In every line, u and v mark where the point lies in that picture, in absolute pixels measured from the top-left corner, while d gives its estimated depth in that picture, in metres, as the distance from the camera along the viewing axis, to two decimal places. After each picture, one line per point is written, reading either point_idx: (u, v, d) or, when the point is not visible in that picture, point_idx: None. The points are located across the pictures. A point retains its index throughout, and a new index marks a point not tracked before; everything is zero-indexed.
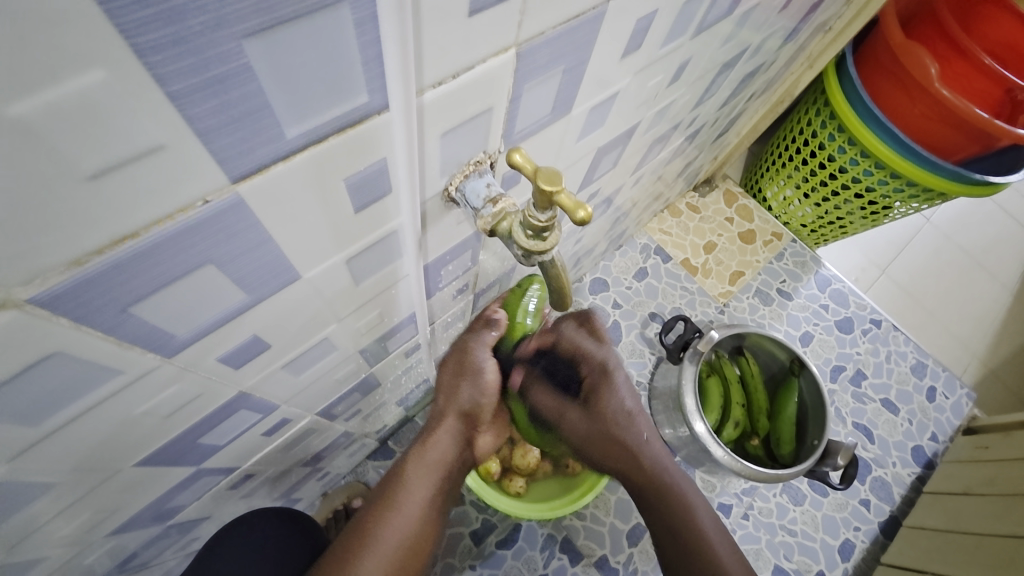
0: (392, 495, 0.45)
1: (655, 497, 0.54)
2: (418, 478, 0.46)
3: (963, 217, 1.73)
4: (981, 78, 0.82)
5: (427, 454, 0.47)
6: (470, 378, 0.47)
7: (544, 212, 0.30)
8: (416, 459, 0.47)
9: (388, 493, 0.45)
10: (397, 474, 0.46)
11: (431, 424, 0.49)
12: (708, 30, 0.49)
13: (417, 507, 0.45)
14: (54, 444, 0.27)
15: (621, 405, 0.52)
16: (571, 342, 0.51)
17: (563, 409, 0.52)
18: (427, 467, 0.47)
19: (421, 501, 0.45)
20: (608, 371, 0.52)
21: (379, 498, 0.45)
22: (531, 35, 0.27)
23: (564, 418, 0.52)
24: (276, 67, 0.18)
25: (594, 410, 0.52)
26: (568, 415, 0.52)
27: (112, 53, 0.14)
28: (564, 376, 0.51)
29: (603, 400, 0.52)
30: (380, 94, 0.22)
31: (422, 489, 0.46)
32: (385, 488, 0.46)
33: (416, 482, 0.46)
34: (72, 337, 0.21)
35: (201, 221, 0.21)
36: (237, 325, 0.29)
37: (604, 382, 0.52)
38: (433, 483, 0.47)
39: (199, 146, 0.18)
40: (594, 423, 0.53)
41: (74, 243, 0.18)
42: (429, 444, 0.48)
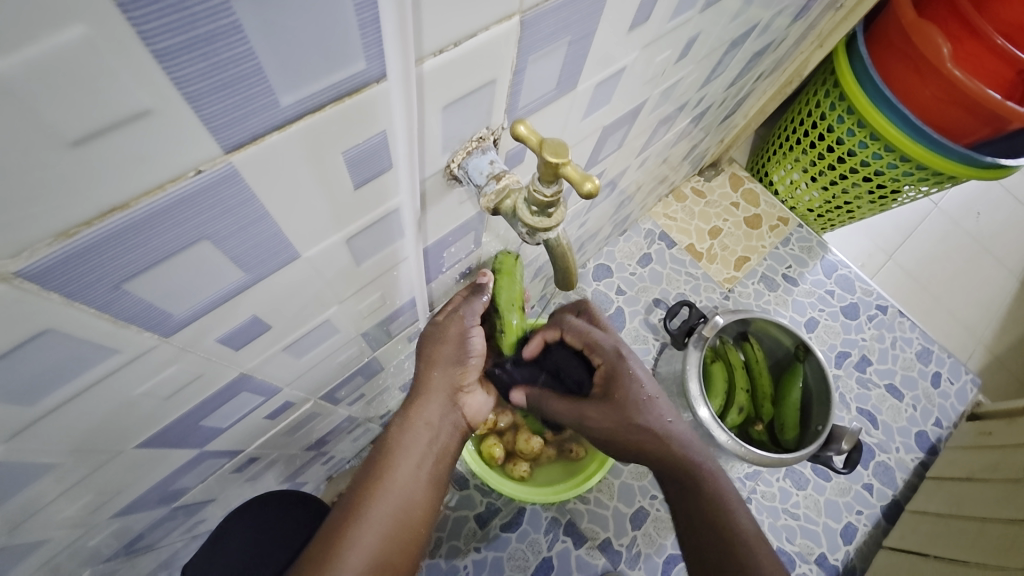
0: (381, 462, 0.44)
1: (675, 481, 0.53)
2: (406, 443, 0.46)
3: (973, 202, 1.71)
4: (994, 59, 0.80)
5: (414, 419, 0.47)
6: (452, 345, 0.48)
7: (550, 187, 0.29)
8: (401, 426, 0.46)
9: (377, 462, 0.45)
10: (387, 442, 0.46)
11: (414, 392, 0.48)
12: (716, 4, 0.47)
13: (407, 475, 0.44)
14: (53, 424, 0.27)
15: (639, 389, 0.54)
16: (580, 334, 0.59)
17: (582, 410, 0.56)
18: (413, 432, 0.46)
19: (412, 469, 0.45)
20: (621, 354, 0.56)
21: (369, 467, 0.45)
22: (536, 2, 0.26)
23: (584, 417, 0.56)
24: (268, 27, 0.17)
25: (612, 394, 0.54)
26: (586, 411, 0.56)
27: (91, 7, 0.13)
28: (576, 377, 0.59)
29: (621, 385, 0.54)
30: (378, 61, 0.21)
31: (410, 454, 0.45)
32: (374, 458, 0.45)
33: (405, 449, 0.45)
34: (65, 314, 0.21)
35: (193, 193, 0.20)
36: (236, 306, 0.29)
37: (619, 368, 0.55)
38: (421, 448, 0.46)
39: (189, 112, 0.17)
40: (615, 411, 0.54)
41: (61, 214, 0.17)
42: (416, 411, 0.47)
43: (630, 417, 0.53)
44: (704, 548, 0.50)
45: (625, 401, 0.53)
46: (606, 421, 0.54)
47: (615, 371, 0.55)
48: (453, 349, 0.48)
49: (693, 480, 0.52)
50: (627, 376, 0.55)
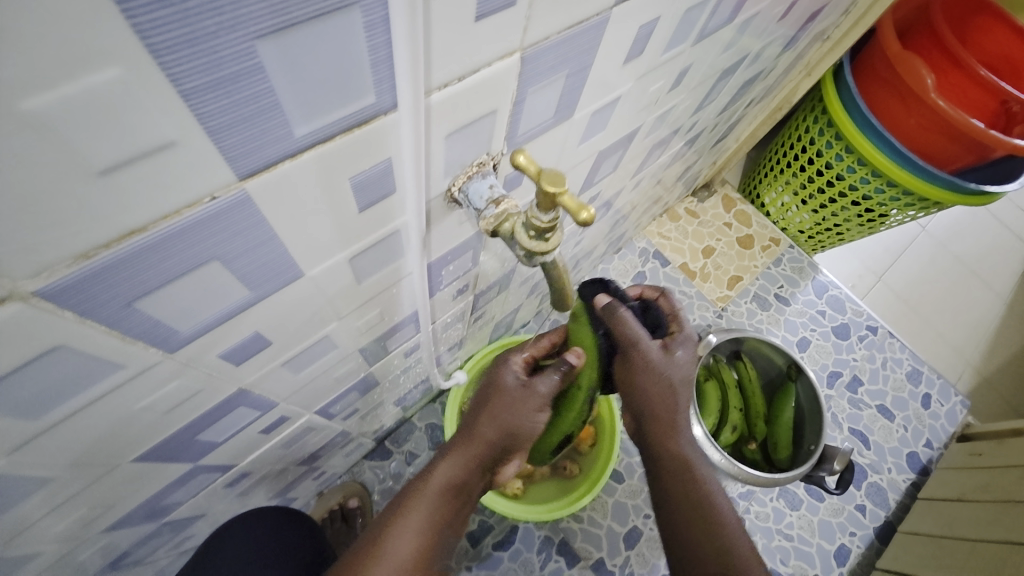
0: (407, 505, 0.44)
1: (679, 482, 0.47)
2: (437, 493, 0.45)
3: (958, 226, 1.75)
4: (976, 89, 0.83)
5: (449, 467, 0.46)
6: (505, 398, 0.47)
7: (547, 214, 0.30)
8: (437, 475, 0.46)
9: (400, 505, 0.45)
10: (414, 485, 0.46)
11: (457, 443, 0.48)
12: (708, 37, 0.49)
13: (428, 523, 0.44)
14: (54, 438, 0.27)
15: (687, 370, 0.47)
16: (671, 302, 0.51)
17: (643, 336, 0.45)
18: (446, 485, 0.46)
19: (434, 518, 0.44)
20: (694, 340, 0.49)
21: (393, 507, 0.45)
22: (536, 40, 0.27)
23: (639, 349, 0.45)
24: (286, 69, 0.18)
25: (671, 355, 0.46)
26: (645, 343, 0.45)
27: (127, 51, 0.14)
28: (656, 318, 0.49)
29: (682, 356, 0.47)
30: (389, 94, 0.22)
31: (437, 503, 0.45)
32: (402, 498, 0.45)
33: (432, 495, 0.45)
34: (76, 331, 0.21)
35: (208, 216, 0.21)
36: (240, 322, 0.30)
37: (687, 346, 0.48)
38: (448, 500, 0.45)
39: (209, 143, 0.18)
40: (667, 371, 0.46)
41: (82, 237, 0.18)
42: (453, 460, 0.47)
43: (672, 386, 0.46)
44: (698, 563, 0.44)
45: (677, 372, 0.46)
46: (656, 376, 0.45)
47: (683, 341, 0.47)
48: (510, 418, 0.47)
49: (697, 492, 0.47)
50: (690, 352, 0.48)
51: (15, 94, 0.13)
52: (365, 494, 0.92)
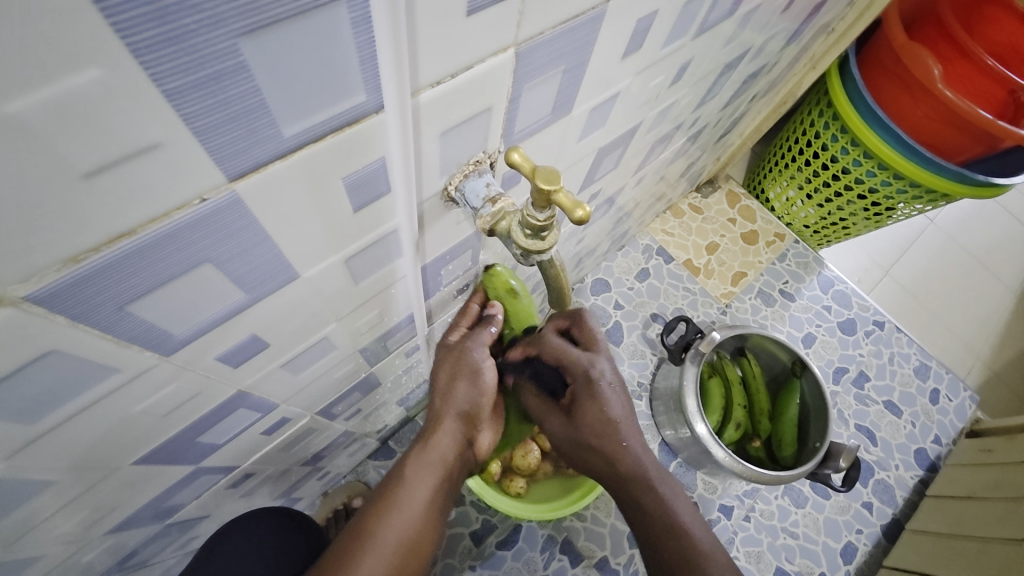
0: (392, 494, 0.43)
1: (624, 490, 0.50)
2: (419, 475, 0.44)
3: (967, 219, 1.73)
4: (985, 79, 0.82)
5: (429, 452, 0.45)
6: (466, 382, 0.46)
7: (542, 212, 0.30)
8: (417, 458, 0.45)
9: (385, 494, 0.43)
10: (397, 473, 0.45)
11: (430, 424, 0.46)
12: (709, 30, 0.49)
13: (417, 507, 0.43)
14: (51, 442, 0.27)
15: (602, 421, 0.48)
16: (555, 350, 0.48)
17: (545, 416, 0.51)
18: (427, 465, 0.45)
19: (423, 500, 0.44)
20: (595, 381, 0.47)
21: (376, 498, 0.44)
22: (529, 36, 0.27)
23: (548, 422, 0.51)
24: (273, 67, 0.18)
25: (574, 419, 0.48)
26: (548, 422, 0.51)
27: (108, 52, 0.14)
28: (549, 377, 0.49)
29: (586, 410, 0.47)
30: (377, 93, 0.22)
31: (421, 488, 0.44)
32: (383, 487, 0.44)
33: (416, 480, 0.44)
34: (69, 336, 0.21)
35: (197, 219, 0.21)
36: (236, 325, 0.29)
37: (589, 394, 0.47)
38: (433, 483, 0.45)
39: (196, 144, 0.18)
40: (573, 434, 0.49)
41: (68, 241, 0.18)
42: (430, 444, 0.45)
43: (588, 444, 0.49)
44: (659, 558, 0.48)
45: (585, 428, 0.48)
46: (569, 443, 0.50)
47: (580, 397, 0.48)
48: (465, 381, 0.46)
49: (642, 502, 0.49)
50: (595, 397, 0.47)
51: None
52: (369, 493, 0.92)
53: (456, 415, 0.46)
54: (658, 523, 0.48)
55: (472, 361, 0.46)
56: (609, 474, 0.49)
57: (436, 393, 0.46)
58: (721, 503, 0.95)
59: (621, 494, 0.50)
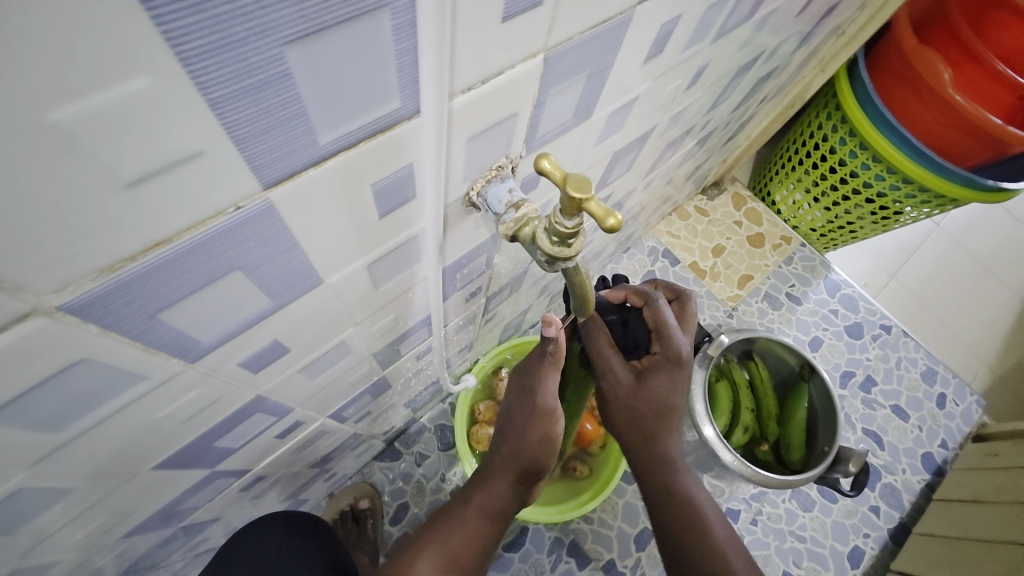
0: (442, 528, 0.47)
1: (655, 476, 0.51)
2: (469, 520, 0.48)
3: (972, 222, 1.72)
4: (994, 84, 0.81)
5: (484, 497, 0.48)
6: (531, 429, 0.47)
7: (571, 219, 0.30)
8: (472, 503, 0.48)
9: (437, 527, 0.48)
10: (449, 512, 0.49)
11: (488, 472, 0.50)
12: (726, 35, 0.49)
13: (460, 548, 0.46)
14: (75, 450, 0.27)
15: (663, 394, 0.48)
16: (657, 314, 0.50)
17: (614, 363, 0.49)
18: (479, 511, 0.48)
19: (467, 543, 0.47)
20: (680, 361, 0.48)
21: (429, 527, 0.48)
22: (559, 41, 0.27)
23: (610, 374, 0.49)
24: (314, 75, 0.17)
25: (643, 381, 0.49)
26: (616, 369, 0.49)
27: (157, 61, 0.14)
28: (636, 335, 0.52)
29: (658, 381, 0.48)
30: (412, 100, 0.22)
31: (470, 530, 0.47)
32: (433, 523, 0.49)
33: (467, 522, 0.47)
34: (99, 344, 0.21)
35: (232, 227, 0.20)
36: (259, 331, 0.29)
37: (669, 368, 0.48)
38: (481, 529, 0.48)
39: (235, 152, 0.18)
40: (638, 396, 0.49)
41: (106, 251, 0.18)
42: (485, 490, 0.49)
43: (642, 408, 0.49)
44: (682, 548, 0.50)
45: (647, 398, 0.49)
46: (625, 402, 0.50)
47: (658, 365, 0.48)
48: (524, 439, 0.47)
49: (672, 490, 0.51)
50: (673, 377, 0.48)
51: (39, 106, 0.13)
52: (375, 495, 0.92)
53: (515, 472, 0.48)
54: (682, 513, 0.51)
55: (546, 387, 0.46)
56: (647, 454, 0.51)
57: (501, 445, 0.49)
58: (728, 506, 0.95)
59: (651, 479, 0.52)
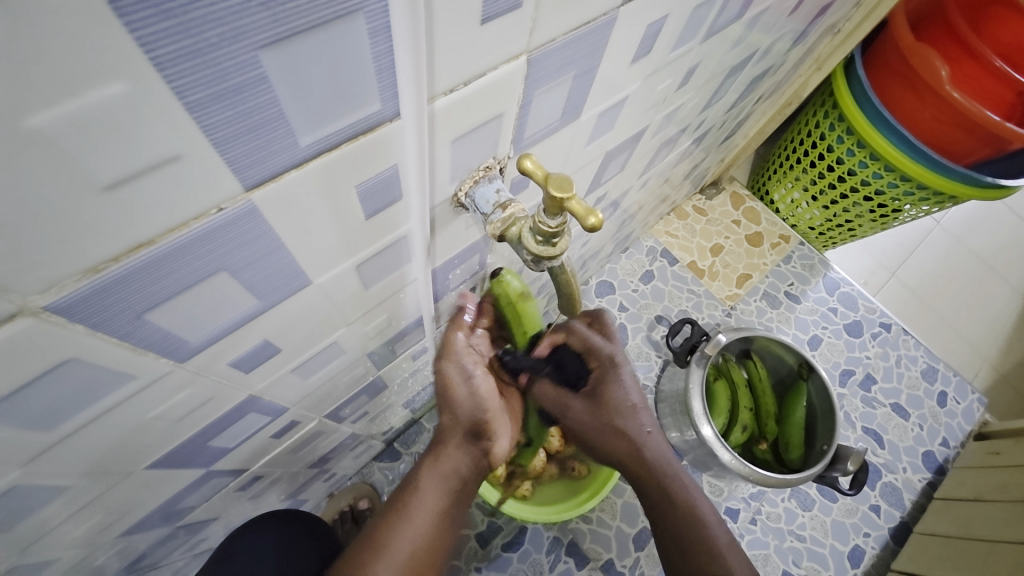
0: (403, 505, 0.44)
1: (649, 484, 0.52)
2: (427, 487, 0.46)
3: (973, 220, 1.72)
4: (993, 81, 0.81)
5: (442, 465, 0.46)
6: (461, 396, 0.46)
7: (554, 218, 0.30)
8: (429, 468, 0.46)
9: (398, 503, 0.45)
10: (408, 484, 0.46)
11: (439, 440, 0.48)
12: (717, 34, 0.49)
13: (427, 520, 0.44)
14: (68, 449, 0.27)
15: (623, 399, 0.50)
16: (583, 339, 0.51)
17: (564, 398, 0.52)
18: (440, 476, 0.46)
19: (432, 515, 0.45)
20: (616, 363, 0.50)
21: (391, 507, 0.45)
22: (542, 42, 0.27)
23: (567, 412, 0.52)
24: (291, 78, 0.18)
25: (598, 403, 0.50)
26: (572, 406, 0.51)
27: (132, 67, 0.14)
28: (574, 369, 0.51)
29: (609, 391, 0.50)
30: (392, 102, 0.22)
31: (432, 499, 0.45)
32: (395, 497, 0.46)
33: (427, 492, 0.45)
34: (87, 344, 0.21)
35: (214, 228, 0.21)
36: (248, 331, 0.30)
37: (612, 374, 0.50)
38: (443, 497, 0.46)
39: (214, 155, 0.18)
40: (599, 417, 0.50)
41: (89, 252, 0.18)
42: (441, 459, 0.47)
43: (610, 425, 0.50)
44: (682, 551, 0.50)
45: (610, 413, 0.50)
46: (591, 426, 0.51)
47: (605, 380, 0.50)
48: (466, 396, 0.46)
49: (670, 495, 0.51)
50: (617, 380, 0.50)
51: (15, 113, 0.13)
52: (374, 495, 0.92)
53: (464, 429, 0.47)
54: (676, 517, 0.51)
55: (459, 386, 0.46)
56: (629, 462, 0.52)
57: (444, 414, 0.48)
58: (727, 506, 0.95)
59: (647, 488, 0.52)
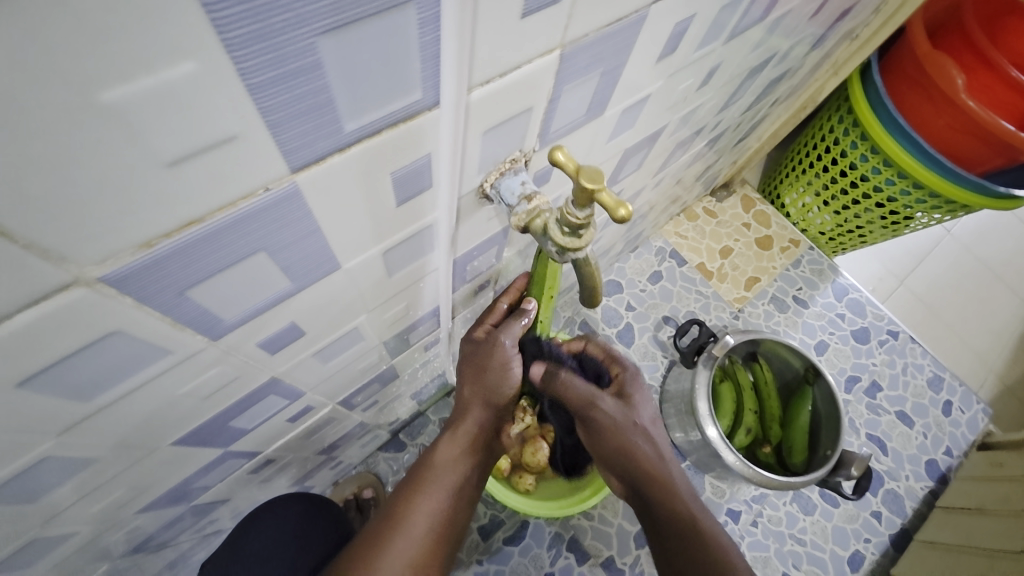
0: (423, 477, 0.47)
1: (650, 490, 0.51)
2: (445, 459, 0.49)
3: (984, 230, 1.71)
4: (1007, 90, 0.81)
5: (459, 438, 0.50)
6: (496, 367, 0.49)
7: (582, 210, 0.30)
8: (446, 441, 0.50)
9: (421, 475, 0.48)
10: (425, 460, 0.49)
11: (457, 414, 0.51)
12: (739, 36, 0.49)
13: (446, 494, 0.47)
14: (101, 421, 0.28)
15: (647, 409, 0.55)
16: (601, 346, 0.61)
17: (596, 394, 0.54)
18: (459, 450, 0.50)
19: (451, 489, 0.48)
20: (637, 374, 0.57)
21: (409, 484, 0.47)
22: (575, 37, 0.28)
23: (596, 405, 0.54)
24: (342, 65, 0.18)
25: (626, 401, 0.55)
26: (602, 402, 0.54)
27: (202, 48, 0.15)
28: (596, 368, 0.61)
29: (634, 396, 0.55)
30: (433, 91, 0.23)
31: (453, 471, 0.48)
32: (414, 473, 0.49)
33: (445, 465, 0.49)
34: (132, 317, 0.22)
35: (259, 208, 0.21)
36: (278, 313, 0.30)
37: (634, 382, 0.56)
38: (463, 469, 0.49)
39: (267, 137, 0.19)
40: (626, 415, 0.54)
41: (144, 226, 0.19)
42: (459, 432, 0.50)
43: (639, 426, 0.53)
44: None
45: (635, 413, 0.54)
46: (618, 427, 0.53)
47: (630, 383, 0.56)
48: (493, 371, 0.50)
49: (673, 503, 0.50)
50: (640, 387, 0.56)
51: (95, 86, 0.14)
52: (379, 485, 0.93)
53: (483, 403, 0.51)
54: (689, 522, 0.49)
55: (502, 357, 0.49)
56: (649, 481, 0.51)
57: (463, 386, 0.52)
58: (728, 507, 0.96)
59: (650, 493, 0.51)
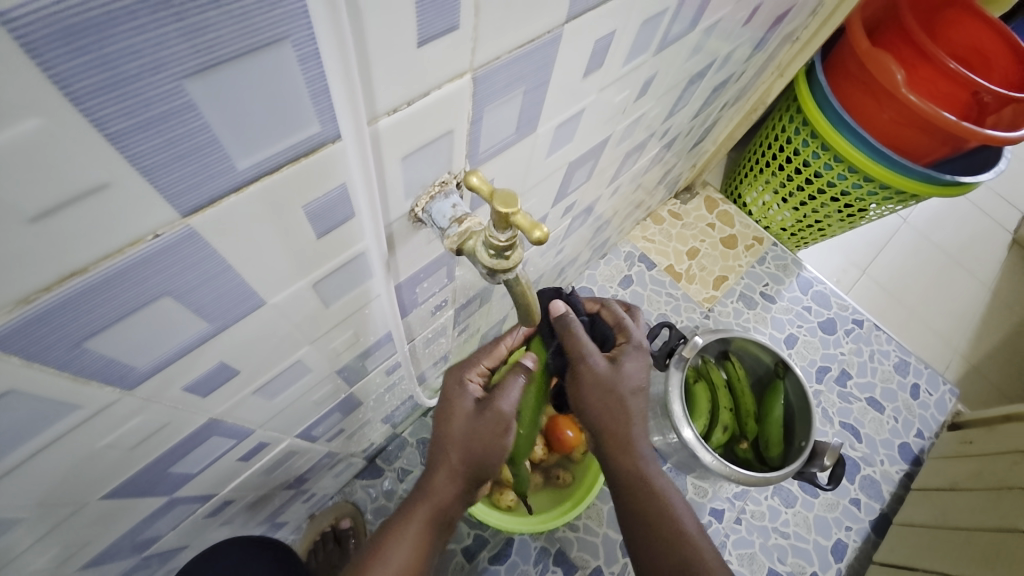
0: (385, 540, 0.48)
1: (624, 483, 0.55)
2: (408, 523, 0.49)
3: (938, 216, 1.78)
4: (948, 83, 0.84)
5: (428, 497, 0.49)
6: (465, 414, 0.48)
7: (503, 233, 0.30)
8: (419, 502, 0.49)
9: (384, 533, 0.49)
10: (393, 521, 0.50)
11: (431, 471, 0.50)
12: (672, 45, 0.50)
13: (406, 553, 0.48)
14: (14, 481, 0.27)
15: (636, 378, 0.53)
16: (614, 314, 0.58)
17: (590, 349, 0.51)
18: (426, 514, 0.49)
19: (413, 547, 0.48)
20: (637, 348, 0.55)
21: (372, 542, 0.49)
22: (485, 61, 0.28)
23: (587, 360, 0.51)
24: (217, 105, 0.18)
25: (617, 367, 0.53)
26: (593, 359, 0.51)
27: (47, 101, 0.14)
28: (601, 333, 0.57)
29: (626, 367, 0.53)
30: (332, 123, 0.22)
31: (414, 541, 0.48)
32: (378, 532, 0.50)
33: (412, 527, 0.48)
34: (24, 376, 0.21)
35: (152, 254, 0.21)
36: (203, 354, 0.29)
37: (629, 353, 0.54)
38: (426, 534, 0.49)
39: (146, 183, 0.18)
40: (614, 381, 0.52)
41: (18, 283, 0.18)
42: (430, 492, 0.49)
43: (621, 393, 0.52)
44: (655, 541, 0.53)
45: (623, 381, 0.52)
46: (604, 387, 0.51)
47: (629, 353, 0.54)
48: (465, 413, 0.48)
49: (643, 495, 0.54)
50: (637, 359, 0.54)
51: None
52: (357, 514, 0.91)
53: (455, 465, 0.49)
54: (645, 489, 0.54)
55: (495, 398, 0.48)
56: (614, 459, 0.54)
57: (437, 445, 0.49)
58: (712, 506, 0.96)
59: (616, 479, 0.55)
